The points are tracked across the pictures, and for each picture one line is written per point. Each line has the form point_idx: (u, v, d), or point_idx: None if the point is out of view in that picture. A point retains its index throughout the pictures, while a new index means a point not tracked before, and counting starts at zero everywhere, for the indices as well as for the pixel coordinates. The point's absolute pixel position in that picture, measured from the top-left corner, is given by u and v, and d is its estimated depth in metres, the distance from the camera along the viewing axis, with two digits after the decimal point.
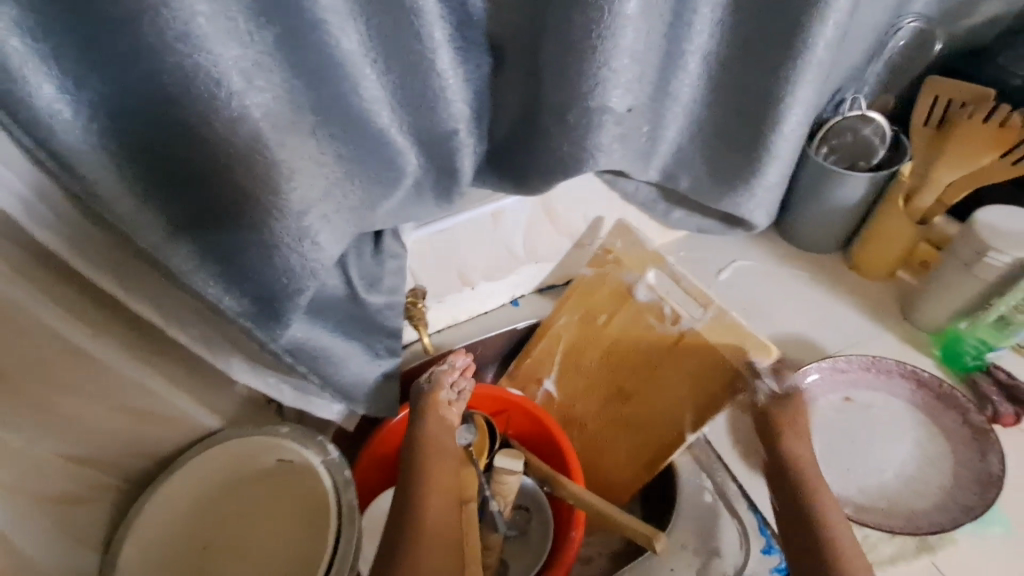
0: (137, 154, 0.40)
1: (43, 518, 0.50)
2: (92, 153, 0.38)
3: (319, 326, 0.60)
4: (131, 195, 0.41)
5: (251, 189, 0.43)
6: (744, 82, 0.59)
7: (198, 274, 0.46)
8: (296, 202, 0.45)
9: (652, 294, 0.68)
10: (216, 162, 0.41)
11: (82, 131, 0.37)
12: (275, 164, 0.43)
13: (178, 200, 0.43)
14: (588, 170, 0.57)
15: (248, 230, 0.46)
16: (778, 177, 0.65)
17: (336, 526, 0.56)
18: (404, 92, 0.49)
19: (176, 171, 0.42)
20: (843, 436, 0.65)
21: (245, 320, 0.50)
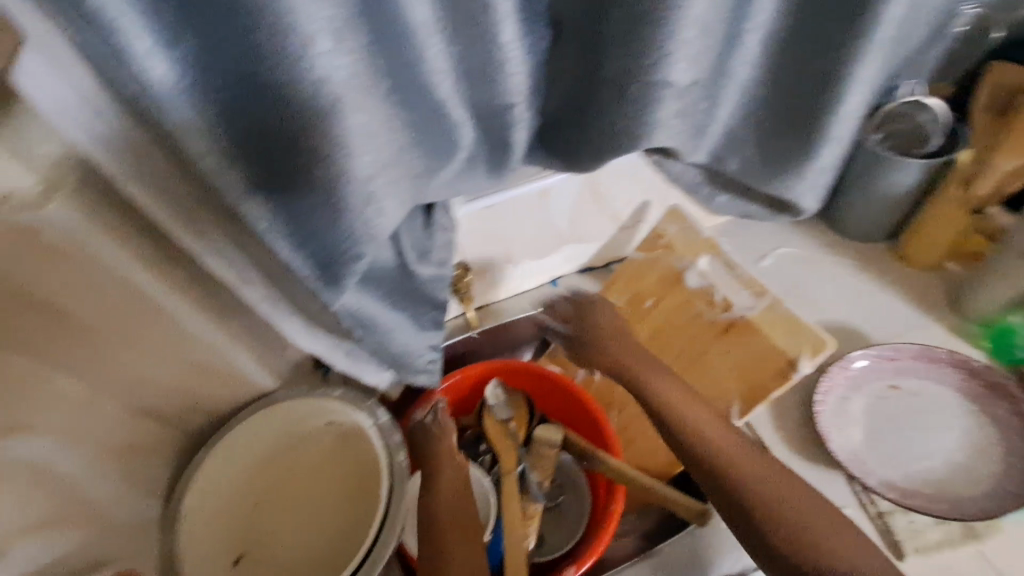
0: (221, 112, 0.42)
1: (110, 464, 0.53)
2: (183, 107, 0.40)
3: (370, 295, 0.60)
4: (214, 151, 0.43)
5: (323, 152, 0.44)
6: (805, 61, 0.58)
7: (271, 232, 0.48)
8: (362, 169, 0.46)
9: (704, 280, 0.70)
10: (294, 123, 0.43)
11: (174, 86, 0.39)
12: (347, 128, 0.44)
13: (256, 158, 0.45)
14: (642, 147, 0.57)
15: (318, 193, 0.47)
16: (831, 162, 0.65)
17: (388, 487, 0.58)
18: (470, 63, 0.50)
19: (254, 129, 0.43)
20: (890, 422, 0.65)
21: (308, 282, 0.52)
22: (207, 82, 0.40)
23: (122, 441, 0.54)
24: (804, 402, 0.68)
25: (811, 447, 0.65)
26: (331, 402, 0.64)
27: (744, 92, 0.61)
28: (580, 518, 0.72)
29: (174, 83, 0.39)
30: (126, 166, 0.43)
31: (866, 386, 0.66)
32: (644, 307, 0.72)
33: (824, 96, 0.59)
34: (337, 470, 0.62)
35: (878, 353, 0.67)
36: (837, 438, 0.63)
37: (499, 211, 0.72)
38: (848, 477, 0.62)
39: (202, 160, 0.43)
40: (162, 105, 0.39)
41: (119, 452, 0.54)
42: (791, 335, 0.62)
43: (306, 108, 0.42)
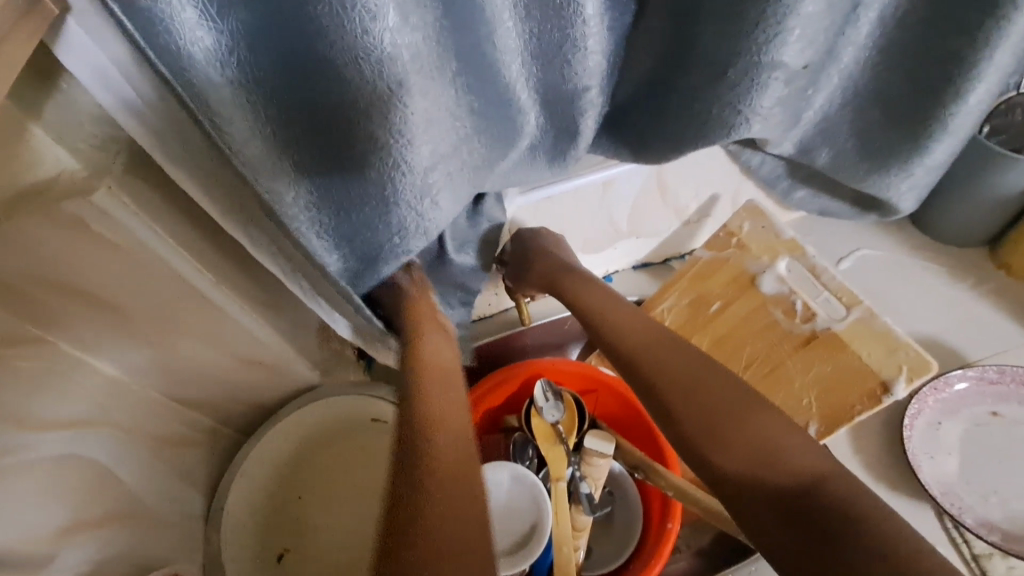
0: (268, 93, 0.37)
1: (155, 458, 0.51)
2: (226, 86, 0.36)
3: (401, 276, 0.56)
4: (259, 137, 0.39)
5: (379, 140, 0.40)
6: (928, 42, 0.50)
7: (309, 225, 0.44)
8: (417, 161, 0.42)
9: (782, 286, 0.63)
10: (349, 107, 0.38)
11: (218, 64, 0.35)
12: (409, 114, 0.39)
13: (304, 145, 0.41)
14: (736, 137, 0.50)
15: (371, 184, 0.43)
16: (942, 158, 0.57)
17: None
18: (541, 43, 0.44)
19: (303, 112, 0.39)
20: (990, 454, 0.58)
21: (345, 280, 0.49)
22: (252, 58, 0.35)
23: (167, 435, 0.52)
24: (889, 424, 0.61)
25: (898, 476, 0.59)
26: (379, 401, 0.61)
27: (850, 77, 0.53)
28: (631, 529, 0.68)
29: (215, 57, 0.34)
30: (170, 149, 0.39)
31: (963, 411, 0.59)
32: (709, 312, 0.66)
33: (946, 83, 0.51)
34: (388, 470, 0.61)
35: (979, 375, 0.60)
36: (928, 468, 0.57)
37: (556, 203, 0.66)
38: (940, 513, 0.56)
39: (244, 147, 0.39)
40: (200, 83, 0.35)
41: (165, 447, 0.52)
42: (884, 356, 0.57)
43: (363, 91, 0.37)
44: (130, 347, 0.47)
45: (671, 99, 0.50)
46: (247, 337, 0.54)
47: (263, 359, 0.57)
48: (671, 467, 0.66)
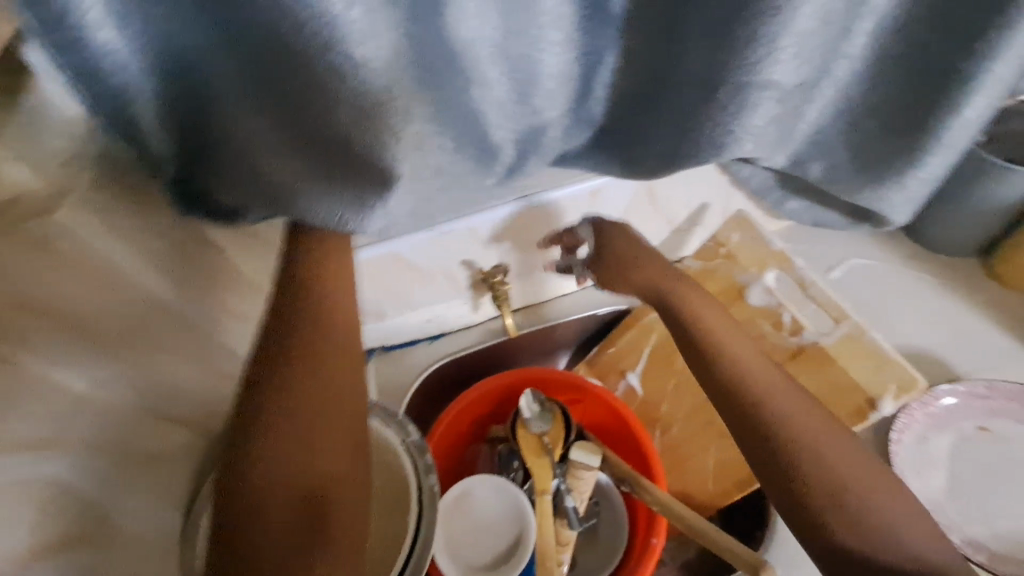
0: (192, 114, 0.38)
1: (132, 476, 0.50)
2: (146, 87, 0.36)
3: None
4: (179, 132, 0.39)
5: (331, 158, 0.39)
6: (924, 56, 0.49)
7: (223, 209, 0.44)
8: (374, 201, 0.40)
9: (769, 298, 0.63)
10: (298, 123, 0.38)
11: (141, 64, 0.35)
12: (372, 137, 0.38)
13: (245, 156, 0.39)
14: (726, 156, 0.48)
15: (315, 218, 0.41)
16: (939, 171, 0.55)
17: (417, 512, 0.54)
18: (517, 73, 0.42)
19: (239, 123, 0.38)
20: (978, 470, 0.57)
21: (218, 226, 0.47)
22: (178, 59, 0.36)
23: None
24: (878, 440, 0.61)
25: None
26: None
27: (843, 90, 0.52)
28: (615, 543, 0.67)
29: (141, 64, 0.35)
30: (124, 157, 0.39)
31: (950, 426, 0.59)
32: None
33: (941, 97, 0.50)
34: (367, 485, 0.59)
35: (968, 390, 0.59)
36: (916, 483, 0.56)
37: (543, 212, 0.65)
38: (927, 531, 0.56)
39: (169, 134, 0.39)
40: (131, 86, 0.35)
41: (143, 462, 0.51)
42: (872, 373, 0.56)
43: (324, 113, 0.37)
44: (106, 368, 0.45)
45: (660, 113, 0.49)
46: None
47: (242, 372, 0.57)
48: (657, 481, 0.65)
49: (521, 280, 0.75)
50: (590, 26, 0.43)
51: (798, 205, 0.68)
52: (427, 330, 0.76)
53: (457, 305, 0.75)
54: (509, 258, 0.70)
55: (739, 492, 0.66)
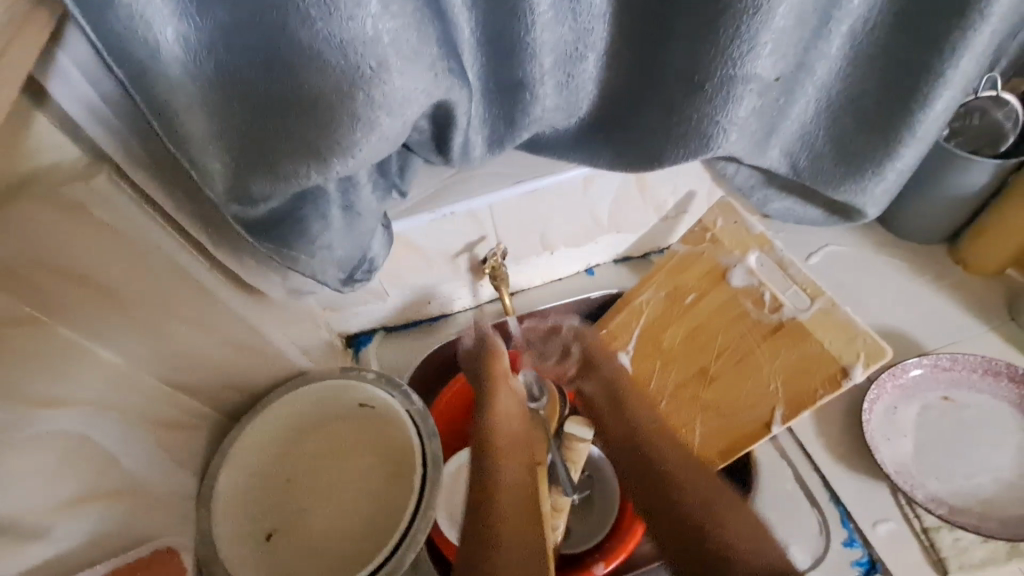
0: (223, 85, 0.39)
1: (150, 438, 0.53)
2: (190, 88, 0.38)
3: (262, 180, 0.43)
4: (223, 124, 0.41)
5: (355, 116, 0.40)
6: (898, 56, 0.54)
7: (244, 179, 0.43)
8: (413, 104, 0.42)
9: (750, 278, 0.67)
10: (318, 97, 0.40)
11: (186, 64, 0.37)
12: (380, 97, 0.40)
13: (291, 120, 0.41)
14: (716, 147, 0.53)
15: (363, 129, 0.41)
16: (912, 162, 0.60)
17: (421, 476, 0.58)
18: (504, 33, 0.47)
19: (285, 89, 0.39)
20: (940, 435, 0.61)
21: (232, 209, 0.45)
22: (219, 57, 0.38)
23: (163, 418, 0.55)
24: (850, 408, 0.65)
25: (855, 457, 0.62)
26: (362, 384, 0.64)
27: (822, 89, 0.57)
28: (608, 511, 0.71)
29: (186, 65, 0.37)
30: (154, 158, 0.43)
31: (915, 396, 0.63)
32: (684, 303, 0.72)
33: (913, 93, 0.55)
34: (370, 449, 0.65)
35: (933, 363, 0.64)
36: (884, 449, 0.60)
37: (539, 198, 0.69)
38: (894, 490, 0.60)
39: (214, 141, 0.41)
40: (162, 81, 0.37)
41: (159, 427, 0.54)
42: (843, 344, 0.59)
43: (339, 77, 0.39)
44: (127, 330, 0.49)
45: (649, 108, 0.54)
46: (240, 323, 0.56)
47: (251, 345, 0.60)
48: None
49: (518, 265, 0.79)
50: (577, 13, 0.47)
51: (783, 204, 0.74)
52: (429, 312, 0.81)
53: (457, 287, 0.79)
54: (507, 244, 0.74)
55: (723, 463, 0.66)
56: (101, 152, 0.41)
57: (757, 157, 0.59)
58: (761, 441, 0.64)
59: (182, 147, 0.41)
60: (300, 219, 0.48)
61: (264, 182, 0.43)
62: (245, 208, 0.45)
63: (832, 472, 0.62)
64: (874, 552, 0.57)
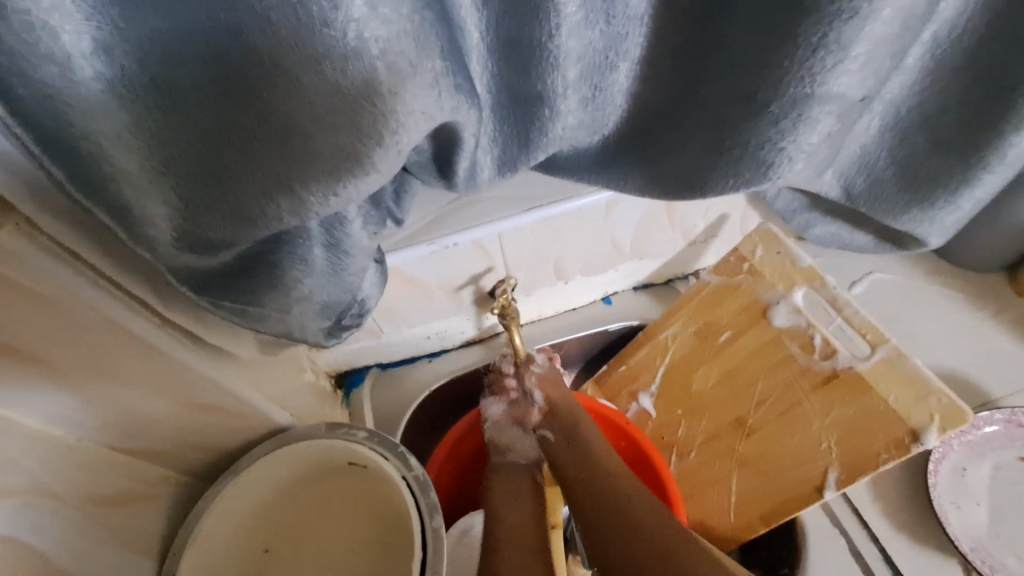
0: (165, 112, 0.30)
1: (96, 523, 0.44)
2: (119, 114, 0.29)
3: (228, 229, 0.35)
4: (167, 160, 0.32)
5: (340, 148, 0.32)
6: (990, 66, 0.45)
7: (199, 226, 0.34)
8: (411, 130, 0.33)
9: (797, 318, 0.58)
10: (291, 124, 0.31)
11: (112, 83, 0.28)
12: (373, 126, 0.32)
13: (255, 154, 0.32)
14: (776, 175, 0.44)
15: (350, 164, 0.33)
16: (991, 189, 0.52)
17: (421, 559, 0.49)
18: (523, 40, 0.38)
19: (246, 114, 0.31)
20: (1018, 504, 0.53)
21: (186, 260, 0.36)
22: (156, 73, 0.29)
23: (113, 495, 0.46)
24: (910, 468, 0.57)
25: (920, 527, 0.54)
26: (354, 443, 0.56)
27: (893, 104, 0.48)
28: None
29: (111, 85, 0.28)
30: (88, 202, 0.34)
31: (987, 456, 0.55)
32: (717, 341, 0.64)
33: (1004, 111, 0.46)
34: (362, 517, 0.56)
35: (1007, 418, 0.55)
36: (955, 520, 0.52)
37: (554, 225, 0.60)
38: (969, 570, 0.51)
39: (158, 179, 0.32)
40: (81, 107, 0.28)
41: (108, 507, 0.46)
42: (912, 402, 0.50)
43: (320, 102, 0.30)
44: (63, 401, 0.40)
45: (692, 127, 0.45)
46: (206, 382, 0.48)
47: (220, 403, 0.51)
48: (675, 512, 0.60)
49: (528, 296, 0.70)
50: (610, 14, 0.38)
51: (828, 229, 0.66)
52: (427, 347, 0.72)
53: (460, 321, 0.70)
54: (517, 275, 0.66)
55: (765, 527, 0.58)
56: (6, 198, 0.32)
57: (810, 182, 0.51)
58: (810, 506, 0.56)
59: (111, 189, 0.32)
60: (275, 266, 0.40)
61: (227, 228, 0.35)
62: (203, 259, 0.36)
63: (894, 545, 0.54)
64: None
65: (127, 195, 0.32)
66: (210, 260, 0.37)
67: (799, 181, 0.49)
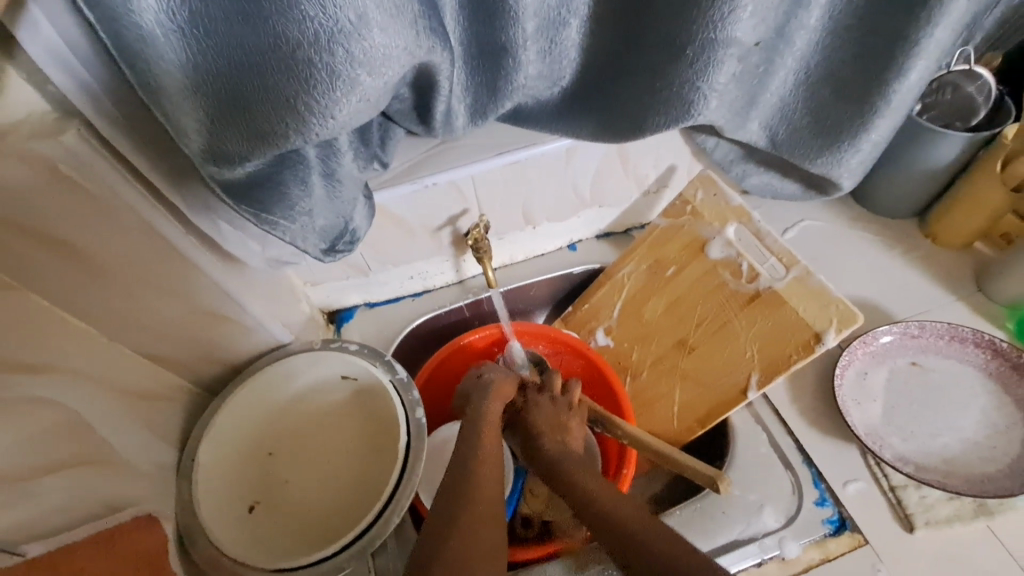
0: (200, 42, 0.38)
1: (127, 408, 0.52)
2: (162, 40, 0.37)
3: (244, 145, 0.42)
4: (198, 83, 0.39)
5: (334, 76, 0.40)
6: (873, 26, 0.55)
7: (220, 141, 0.42)
8: (393, 59, 0.42)
9: (728, 250, 0.68)
10: (295, 52, 0.39)
11: (160, 14, 0.36)
12: (360, 54, 0.40)
13: (269, 80, 0.40)
14: (697, 114, 0.53)
15: (343, 89, 0.41)
16: (886, 133, 0.61)
17: (406, 442, 0.58)
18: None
19: (261, 45, 0.38)
20: (907, 399, 0.64)
21: (207, 171, 0.44)
22: (194, 9, 0.37)
23: (140, 389, 0.55)
24: (822, 375, 0.67)
25: (827, 421, 0.64)
26: (346, 355, 0.65)
27: (799, 60, 0.58)
28: None
29: (161, 16, 0.36)
30: (135, 120, 0.43)
31: (886, 363, 0.66)
32: (666, 274, 0.73)
33: (887, 63, 0.56)
34: (353, 421, 0.65)
35: (902, 330, 0.66)
36: (855, 412, 0.63)
37: (522, 170, 0.68)
38: (863, 451, 0.62)
39: (190, 99, 0.40)
40: (136, 33, 0.36)
41: (135, 398, 0.54)
42: (817, 310, 0.60)
43: (318, 34, 0.38)
44: (102, 299, 0.48)
45: (631, 74, 0.54)
46: (218, 291, 0.56)
47: (228, 315, 0.59)
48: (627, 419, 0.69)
49: (500, 240, 0.79)
50: None
51: (762, 179, 0.75)
52: (411, 288, 0.81)
53: (440, 263, 0.79)
54: (491, 218, 0.74)
55: (702, 428, 0.69)
56: (71, 107, 0.40)
57: (734, 126, 0.61)
58: (737, 407, 0.66)
59: (153, 104, 0.40)
60: (278, 185, 0.48)
61: (245, 146, 0.42)
62: (222, 173, 0.44)
63: (806, 437, 0.64)
64: (844, 509, 0.59)
65: (167, 109, 0.40)
66: (227, 175, 0.45)
67: (721, 123, 0.59)
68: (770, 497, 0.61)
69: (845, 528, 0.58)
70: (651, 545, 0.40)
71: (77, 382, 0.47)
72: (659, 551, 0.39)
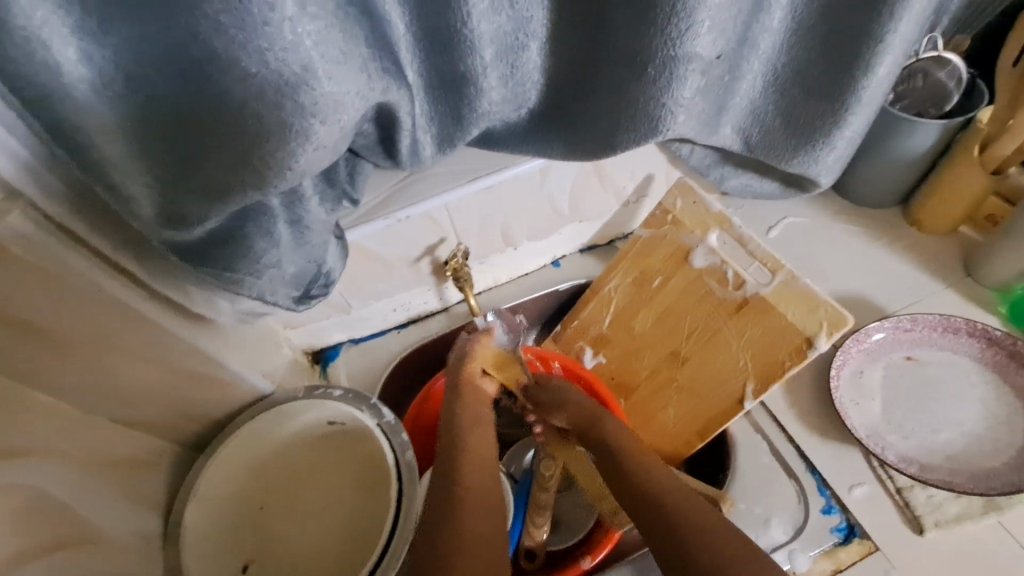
0: (141, 107, 0.36)
1: (106, 481, 0.51)
2: (101, 109, 0.36)
3: (200, 204, 0.41)
4: (145, 147, 0.38)
5: (287, 129, 0.38)
6: (837, 25, 0.54)
7: (176, 203, 0.41)
8: (348, 106, 0.40)
9: (712, 258, 0.67)
10: (242, 109, 0.37)
11: (94, 85, 0.35)
12: (312, 104, 0.38)
13: (219, 138, 0.38)
14: (665, 130, 0.52)
15: (297, 140, 0.39)
16: (860, 129, 0.60)
17: (397, 488, 0.57)
18: (440, 30, 0.45)
19: (206, 104, 0.37)
20: (905, 396, 0.63)
21: (165, 234, 0.43)
22: (131, 75, 0.35)
23: (118, 458, 0.53)
24: (817, 377, 0.66)
25: (826, 425, 0.63)
26: (330, 402, 0.63)
27: (765, 64, 0.57)
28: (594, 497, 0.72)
29: (96, 85, 0.35)
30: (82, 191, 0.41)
31: (881, 359, 0.64)
32: (652, 286, 0.72)
33: (854, 61, 0.55)
34: (343, 467, 0.63)
35: (895, 325, 0.64)
36: (854, 414, 0.61)
37: (496, 194, 0.67)
38: (866, 454, 0.61)
39: (138, 164, 0.39)
40: (72, 107, 0.34)
41: (114, 469, 0.52)
42: (805, 314, 0.59)
43: (263, 89, 0.37)
44: (71, 374, 0.46)
45: (596, 93, 0.53)
46: (192, 350, 0.54)
47: (205, 372, 0.57)
48: None
49: (482, 263, 0.78)
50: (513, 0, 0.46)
51: (741, 180, 0.74)
52: (395, 319, 0.79)
53: (423, 292, 0.77)
54: (470, 243, 0.73)
55: (701, 441, 0.68)
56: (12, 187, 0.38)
57: (705, 134, 0.60)
58: (734, 418, 0.65)
59: (99, 174, 0.39)
60: (242, 240, 0.46)
61: (202, 206, 0.41)
62: (180, 234, 0.43)
63: (807, 443, 0.63)
64: (851, 516, 0.58)
65: (115, 178, 0.39)
66: (187, 235, 0.43)
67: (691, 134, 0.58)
68: (776, 508, 0.60)
69: (854, 535, 0.57)
70: (717, 542, 0.43)
71: (54, 464, 0.45)
72: (722, 548, 0.42)
